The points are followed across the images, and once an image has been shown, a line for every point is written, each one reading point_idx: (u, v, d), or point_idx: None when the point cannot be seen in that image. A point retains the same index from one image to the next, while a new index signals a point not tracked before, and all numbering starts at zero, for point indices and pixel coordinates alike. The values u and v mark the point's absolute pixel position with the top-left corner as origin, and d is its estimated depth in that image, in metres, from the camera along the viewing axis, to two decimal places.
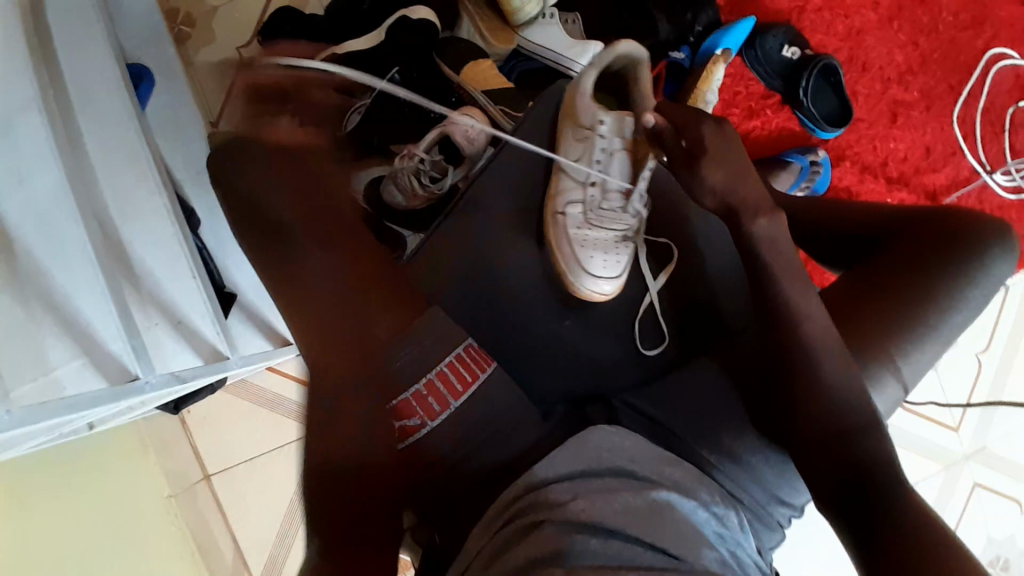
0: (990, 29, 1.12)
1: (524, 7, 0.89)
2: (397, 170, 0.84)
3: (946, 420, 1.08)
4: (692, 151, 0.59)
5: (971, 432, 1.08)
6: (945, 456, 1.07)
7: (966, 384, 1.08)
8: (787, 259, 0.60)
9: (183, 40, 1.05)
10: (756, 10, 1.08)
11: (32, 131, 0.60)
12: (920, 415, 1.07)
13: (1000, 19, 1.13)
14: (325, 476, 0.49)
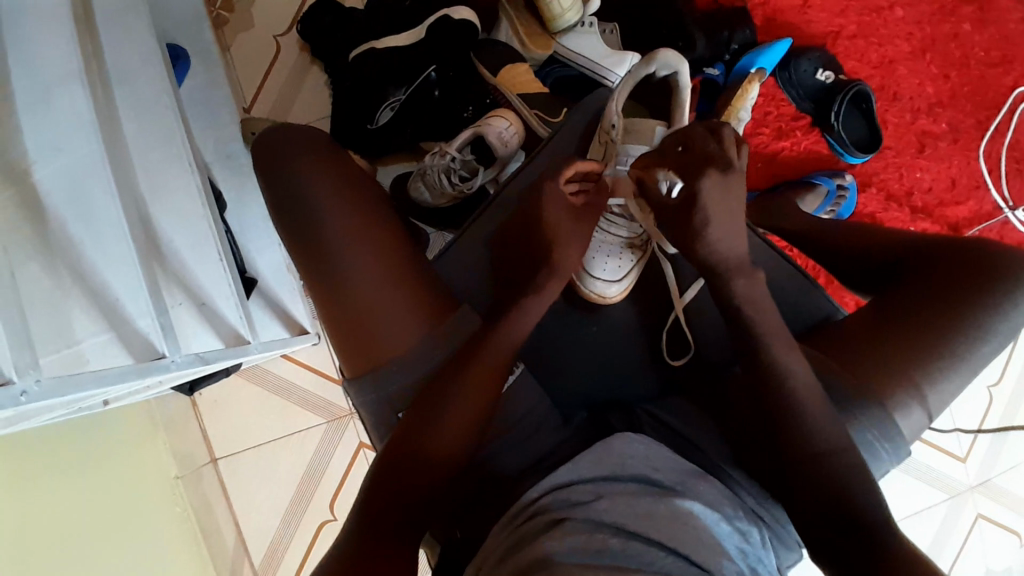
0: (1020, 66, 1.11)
1: (565, 14, 0.89)
2: (427, 168, 0.84)
3: (954, 449, 1.07)
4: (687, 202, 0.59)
5: (979, 463, 1.07)
6: (951, 486, 1.06)
7: (975, 416, 1.07)
8: (769, 315, 0.61)
9: (221, 25, 1.06)
10: (792, 32, 1.09)
11: (73, 102, 0.61)
12: (927, 443, 1.06)
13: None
14: (377, 487, 0.55)
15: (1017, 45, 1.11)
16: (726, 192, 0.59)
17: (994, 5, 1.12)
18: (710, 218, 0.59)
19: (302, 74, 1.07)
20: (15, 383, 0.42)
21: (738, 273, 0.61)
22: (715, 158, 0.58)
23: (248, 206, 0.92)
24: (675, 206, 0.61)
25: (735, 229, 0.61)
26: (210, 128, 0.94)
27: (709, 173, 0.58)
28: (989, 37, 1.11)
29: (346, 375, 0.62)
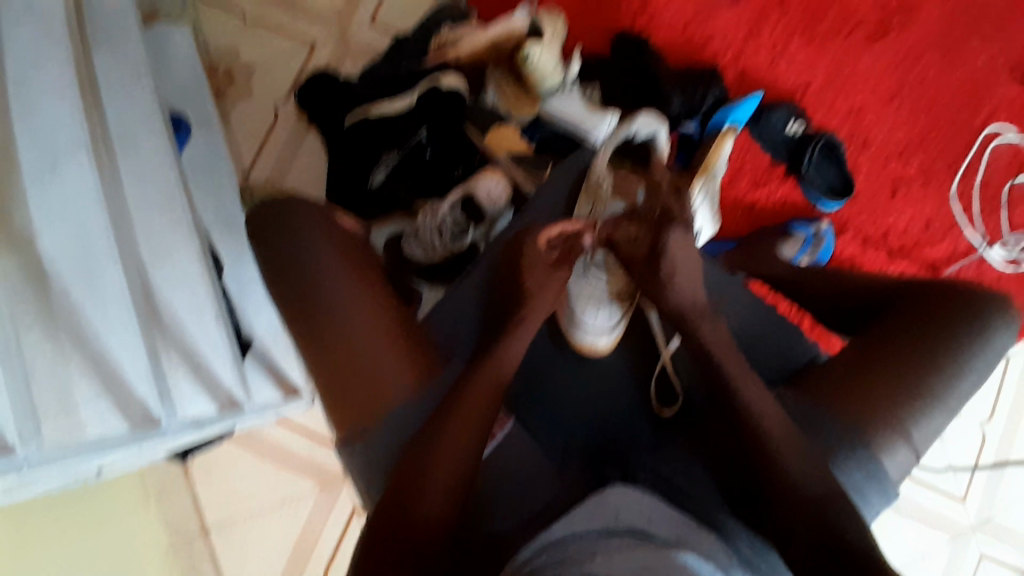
0: (989, 106, 1.15)
1: (547, 78, 0.95)
2: (420, 226, 0.88)
3: (950, 489, 1.06)
4: (654, 251, 0.68)
5: (977, 502, 1.06)
6: (952, 526, 1.06)
7: (970, 453, 1.07)
8: (740, 360, 0.63)
9: (222, 95, 1.12)
10: (763, 89, 1.15)
11: (76, 172, 0.62)
12: (922, 482, 1.07)
13: (1005, 96, 1.15)
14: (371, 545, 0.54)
15: (985, 87, 1.16)
16: (685, 247, 0.68)
17: (959, 51, 1.16)
18: (676, 269, 0.67)
19: (299, 139, 1.12)
20: (17, 453, 0.51)
21: (703, 318, 0.66)
22: (677, 218, 0.70)
23: (245, 267, 0.94)
24: (644, 257, 0.69)
25: (696, 282, 0.68)
26: (210, 193, 0.98)
27: (672, 229, 0.68)
28: (956, 81, 1.16)
29: (337, 434, 0.62)
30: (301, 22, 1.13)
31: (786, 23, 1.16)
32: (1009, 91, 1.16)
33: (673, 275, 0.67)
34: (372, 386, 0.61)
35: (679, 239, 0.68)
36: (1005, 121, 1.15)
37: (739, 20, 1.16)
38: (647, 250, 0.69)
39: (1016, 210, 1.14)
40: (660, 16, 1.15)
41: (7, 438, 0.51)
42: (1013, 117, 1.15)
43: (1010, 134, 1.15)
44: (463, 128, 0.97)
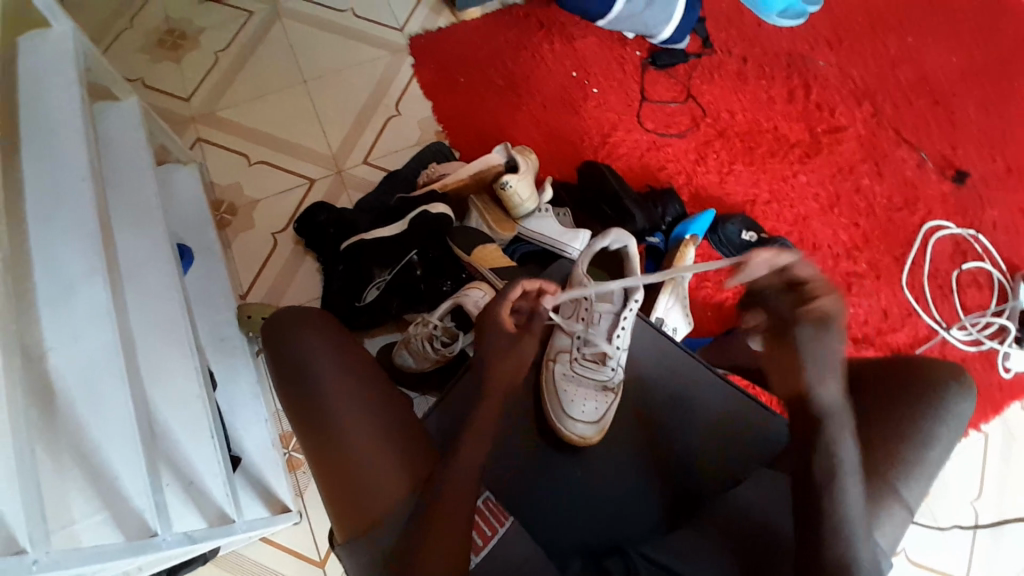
0: (923, 206, 1.31)
1: (524, 204, 1.07)
2: (412, 336, 0.94)
3: (955, 569, 1.09)
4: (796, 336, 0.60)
5: None
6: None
7: (967, 532, 1.11)
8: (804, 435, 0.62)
9: (224, 225, 1.22)
10: (716, 203, 1.30)
11: (92, 295, 0.66)
12: (925, 565, 1.09)
13: (934, 197, 1.31)
14: None
15: (914, 191, 1.32)
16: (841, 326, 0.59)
17: (890, 157, 1.34)
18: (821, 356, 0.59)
19: (296, 263, 1.20)
20: (29, 552, 0.44)
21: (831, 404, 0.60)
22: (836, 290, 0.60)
23: (237, 382, 0.98)
24: (790, 320, 0.60)
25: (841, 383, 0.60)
26: (209, 314, 1.04)
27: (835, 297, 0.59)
28: (886, 187, 1.32)
29: (332, 520, 0.65)
30: (301, 161, 1.27)
31: (729, 147, 1.33)
32: (941, 188, 1.32)
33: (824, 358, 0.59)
34: (371, 478, 0.62)
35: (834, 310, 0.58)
36: (941, 218, 1.30)
37: (688, 147, 1.33)
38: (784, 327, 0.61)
39: (965, 294, 1.25)
40: (618, 147, 1.31)
41: (18, 542, 0.44)
42: (948, 214, 1.30)
43: (948, 227, 1.29)
44: (450, 247, 1.06)
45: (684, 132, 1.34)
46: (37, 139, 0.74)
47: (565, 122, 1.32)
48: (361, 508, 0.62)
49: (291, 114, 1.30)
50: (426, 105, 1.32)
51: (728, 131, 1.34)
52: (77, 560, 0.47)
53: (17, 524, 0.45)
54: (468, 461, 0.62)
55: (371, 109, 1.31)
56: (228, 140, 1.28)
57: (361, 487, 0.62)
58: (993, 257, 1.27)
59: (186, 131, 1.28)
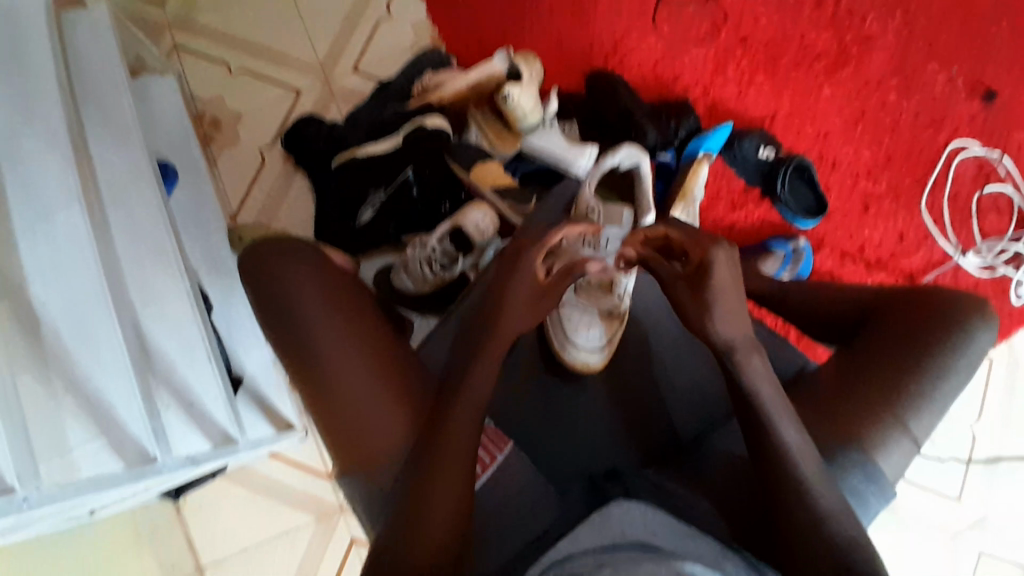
0: (950, 125, 1.22)
1: (528, 116, 0.99)
2: (409, 259, 0.92)
3: (945, 490, 1.10)
4: (697, 274, 0.61)
5: (974, 502, 1.10)
6: (948, 526, 1.09)
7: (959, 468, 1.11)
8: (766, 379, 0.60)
9: (208, 142, 1.14)
10: (733, 117, 1.21)
11: (68, 220, 0.62)
12: (918, 485, 1.10)
13: (962, 115, 1.22)
14: (403, 538, 0.54)
15: (941, 108, 1.22)
16: (731, 264, 0.61)
17: (921, 72, 1.23)
18: (721, 298, 0.60)
19: (287, 181, 1.14)
20: (17, 491, 0.49)
21: (744, 349, 0.61)
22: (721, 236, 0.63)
23: (235, 305, 0.95)
24: (685, 273, 0.63)
25: (742, 315, 0.62)
26: (198, 236, 1.00)
27: (720, 245, 0.61)
28: (914, 103, 1.23)
29: (331, 455, 0.64)
30: (286, 70, 1.17)
31: (751, 56, 1.22)
32: (970, 107, 1.23)
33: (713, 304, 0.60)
34: (372, 415, 0.61)
35: (719, 256, 0.61)
36: (968, 137, 1.22)
37: (706, 55, 1.22)
38: (691, 272, 0.62)
39: (985, 219, 1.20)
40: (631, 55, 1.21)
41: (6, 479, 0.49)
42: (975, 135, 1.22)
43: (973, 148, 1.22)
44: (448, 166, 0.98)
45: (703, 38, 1.22)
46: None
47: (573, 25, 1.20)
48: (363, 444, 0.61)
49: (273, 17, 1.18)
50: (421, 7, 1.20)
51: (751, 37, 1.23)
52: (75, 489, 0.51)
53: None
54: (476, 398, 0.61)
55: (360, 12, 1.19)
56: (207, 48, 1.17)
57: (362, 424, 0.61)
58: (1017, 180, 1.21)
59: (161, 37, 1.17)
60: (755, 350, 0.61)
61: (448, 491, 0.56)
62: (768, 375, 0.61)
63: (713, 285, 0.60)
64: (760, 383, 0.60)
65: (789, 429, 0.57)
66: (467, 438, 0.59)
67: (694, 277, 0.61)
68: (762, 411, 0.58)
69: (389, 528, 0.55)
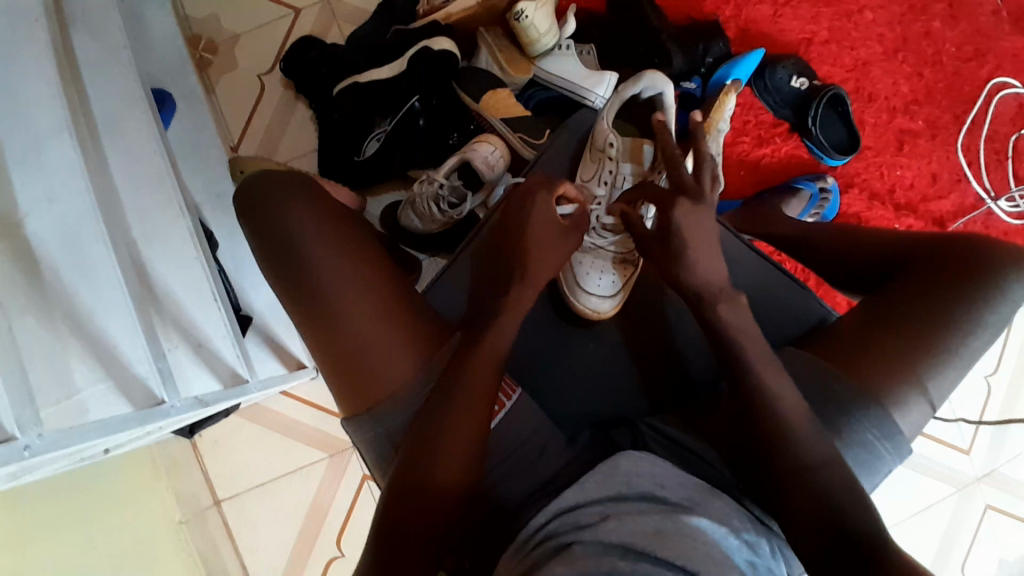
0: (992, 59, 1.12)
1: (543, 38, 0.91)
2: (417, 196, 0.87)
3: (957, 442, 1.09)
4: (664, 234, 0.60)
5: (982, 454, 1.09)
6: (956, 478, 1.08)
7: (970, 425, 1.10)
8: (760, 345, 0.58)
9: (205, 67, 1.07)
10: (765, 43, 1.11)
11: (62, 152, 0.60)
12: (930, 438, 1.09)
13: (1008, 47, 1.13)
14: (415, 482, 0.54)
15: (986, 39, 1.13)
16: (697, 220, 0.59)
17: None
18: (690, 246, 0.59)
19: (289, 113, 1.08)
20: (17, 439, 0.42)
21: (721, 299, 0.59)
22: (689, 191, 0.59)
23: (242, 243, 0.93)
24: (654, 235, 0.62)
25: (717, 259, 0.60)
26: (200, 170, 0.96)
27: (680, 202, 0.59)
28: (959, 31, 1.13)
29: (337, 399, 0.63)
30: None
31: None
32: (1013, 43, 1.12)
33: (685, 255, 0.60)
34: (379, 359, 0.60)
35: (683, 213, 0.59)
36: (1008, 76, 1.12)
37: None
38: (658, 231, 0.61)
39: None
40: None
41: (4, 427, 0.43)
42: (1017, 70, 1.12)
43: (1012, 87, 1.12)
44: (456, 95, 0.95)
45: None
46: None
47: None
48: (371, 389, 0.60)
49: None
50: None
51: None
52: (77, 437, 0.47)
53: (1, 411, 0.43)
54: (492, 348, 0.60)
55: None
56: None
57: (369, 369, 0.60)
58: None
59: None
60: (739, 299, 0.59)
61: (461, 438, 0.56)
62: (749, 322, 0.60)
63: (678, 236, 0.59)
64: (746, 340, 0.58)
65: (782, 386, 0.56)
66: (484, 387, 0.58)
67: (662, 234, 0.60)
68: (749, 363, 0.57)
69: (400, 471, 0.55)
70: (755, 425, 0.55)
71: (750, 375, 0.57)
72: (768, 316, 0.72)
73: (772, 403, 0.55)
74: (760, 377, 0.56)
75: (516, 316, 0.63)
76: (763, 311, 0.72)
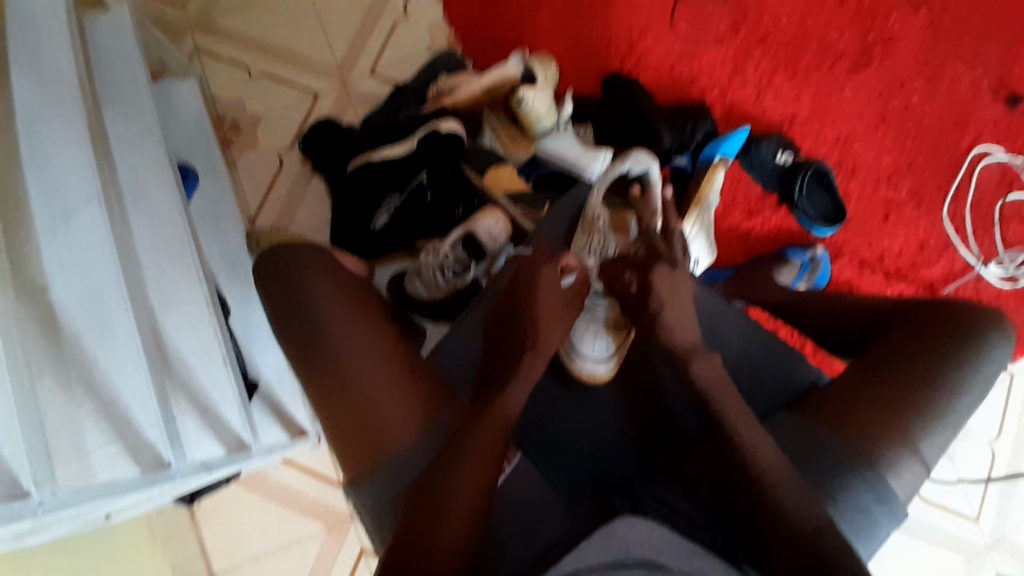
0: (973, 129, 1.19)
1: (542, 120, 0.99)
2: (422, 265, 0.92)
3: (965, 509, 1.07)
4: (643, 292, 0.68)
5: (991, 521, 1.07)
6: (967, 547, 1.05)
7: (976, 487, 1.08)
8: (734, 400, 0.62)
9: (228, 144, 1.16)
10: (751, 122, 1.19)
11: (91, 223, 0.64)
12: (935, 503, 1.07)
13: (987, 119, 1.19)
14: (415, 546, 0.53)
15: (968, 109, 1.20)
16: (671, 284, 0.68)
17: (946, 74, 1.20)
18: (665, 306, 0.67)
19: (305, 186, 1.15)
20: (33, 495, 0.50)
21: (695, 356, 0.65)
22: (664, 255, 0.69)
23: (253, 308, 0.96)
24: (633, 295, 0.69)
25: (689, 320, 0.67)
26: (216, 238, 1.01)
27: (659, 266, 0.68)
28: (939, 106, 1.20)
29: (339, 461, 0.64)
30: (303, 72, 1.18)
31: (770, 58, 1.21)
32: (994, 110, 1.20)
33: (661, 313, 0.66)
34: (384, 421, 0.61)
35: (660, 275, 0.67)
36: (991, 142, 1.19)
37: (724, 57, 1.20)
38: (637, 291, 0.69)
39: (1008, 227, 1.16)
40: (647, 57, 1.20)
41: (22, 483, 0.50)
42: (994, 143, 1.19)
43: (997, 154, 1.18)
44: (462, 172, 1.00)
45: (722, 40, 1.21)
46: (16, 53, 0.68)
47: (589, 27, 1.20)
48: (374, 451, 0.61)
49: (292, 20, 1.20)
50: (437, 9, 1.20)
51: (771, 39, 1.21)
52: (88, 496, 0.53)
53: (19, 468, 0.50)
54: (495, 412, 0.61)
55: (377, 14, 1.20)
56: (229, 50, 1.19)
57: (374, 431, 0.61)
58: None
59: (183, 39, 1.19)
60: (713, 354, 0.65)
61: (464, 500, 0.56)
62: (722, 380, 0.64)
63: (656, 295, 0.67)
64: (720, 394, 0.63)
65: (757, 440, 0.59)
66: (490, 450, 0.59)
67: (641, 293, 0.68)
68: (734, 425, 0.60)
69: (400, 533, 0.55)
70: (745, 485, 0.57)
71: (737, 436, 0.60)
72: (764, 381, 0.73)
73: (759, 464, 0.58)
74: (743, 437, 0.59)
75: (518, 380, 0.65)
76: (759, 376, 0.74)
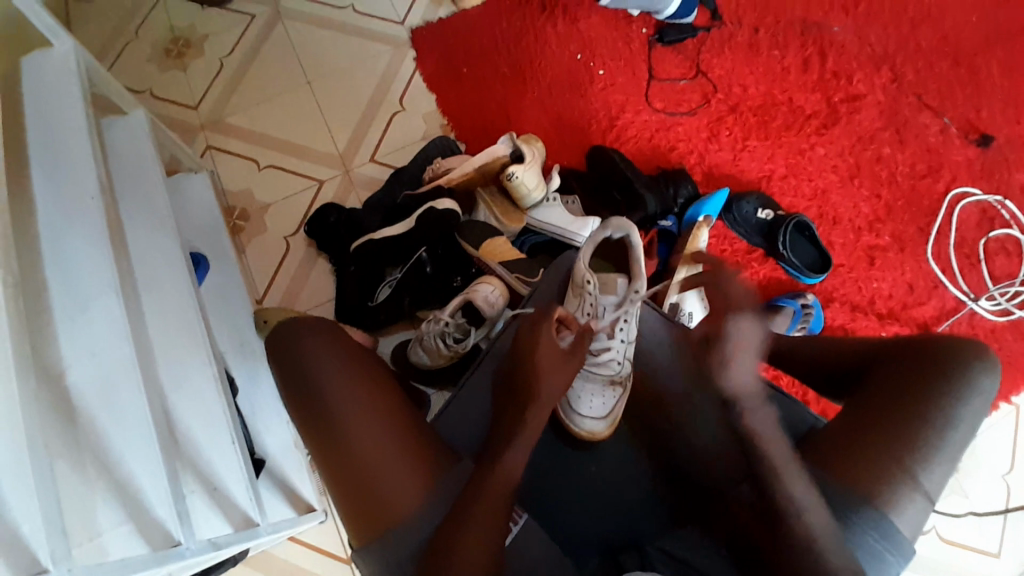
0: (947, 173, 1.25)
1: (531, 193, 1.05)
2: (424, 333, 0.95)
3: (988, 547, 1.05)
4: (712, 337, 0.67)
5: (1019, 559, 1.04)
6: None
7: (997, 519, 1.06)
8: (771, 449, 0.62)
9: (237, 232, 1.22)
10: (729, 181, 1.26)
11: (106, 309, 0.66)
12: (956, 543, 1.05)
13: (958, 163, 1.25)
14: None
15: (938, 157, 1.26)
16: (751, 335, 0.64)
17: (912, 124, 1.28)
18: (738, 355, 0.64)
19: (309, 265, 1.20)
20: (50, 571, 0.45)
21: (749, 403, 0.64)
22: (740, 303, 0.65)
23: (260, 386, 0.99)
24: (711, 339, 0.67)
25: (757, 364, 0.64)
26: (225, 320, 1.05)
27: (735, 315, 0.64)
28: (910, 154, 1.26)
29: (346, 528, 0.65)
30: (307, 161, 1.27)
31: (742, 123, 1.29)
32: (966, 154, 1.26)
33: (729, 362, 0.64)
34: (387, 486, 0.62)
35: (739, 324, 0.64)
36: (967, 183, 1.24)
37: (699, 125, 1.29)
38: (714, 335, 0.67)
39: (993, 263, 1.20)
40: (627, 129, 1.28)
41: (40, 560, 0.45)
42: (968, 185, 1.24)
43: (974, 194, 1.24)
44: (458, 244, 1.07)
45: (695, 110, 1.30)
46: (45, 162, 0.74)
47: (571, 105, 1.29)
48: (378, 516, 0.61)
49: (297, 115, 1.30)
50: (430, 98, 1.31)
51: (741, 106, 1.30)
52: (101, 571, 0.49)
53: (39, 544, 0.46)
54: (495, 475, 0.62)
55: (375, 105, 1.30)
56: (238, 146, 1.28)
57: (377, 497, 0.62)
58: (1022, 223, 1.21)
59: (196, 139, 1.28)
60: (765, 399, 0.64)
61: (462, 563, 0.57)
62: (770, 420, 0.64)
63: (731, 345, 0.64)
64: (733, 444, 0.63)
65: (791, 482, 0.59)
66: (494, 508, 0.60)
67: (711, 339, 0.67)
68: None
69: None
70: None
71: None
72: None
73: None
74: None
75: (518, 440, 0.66)
76: None
